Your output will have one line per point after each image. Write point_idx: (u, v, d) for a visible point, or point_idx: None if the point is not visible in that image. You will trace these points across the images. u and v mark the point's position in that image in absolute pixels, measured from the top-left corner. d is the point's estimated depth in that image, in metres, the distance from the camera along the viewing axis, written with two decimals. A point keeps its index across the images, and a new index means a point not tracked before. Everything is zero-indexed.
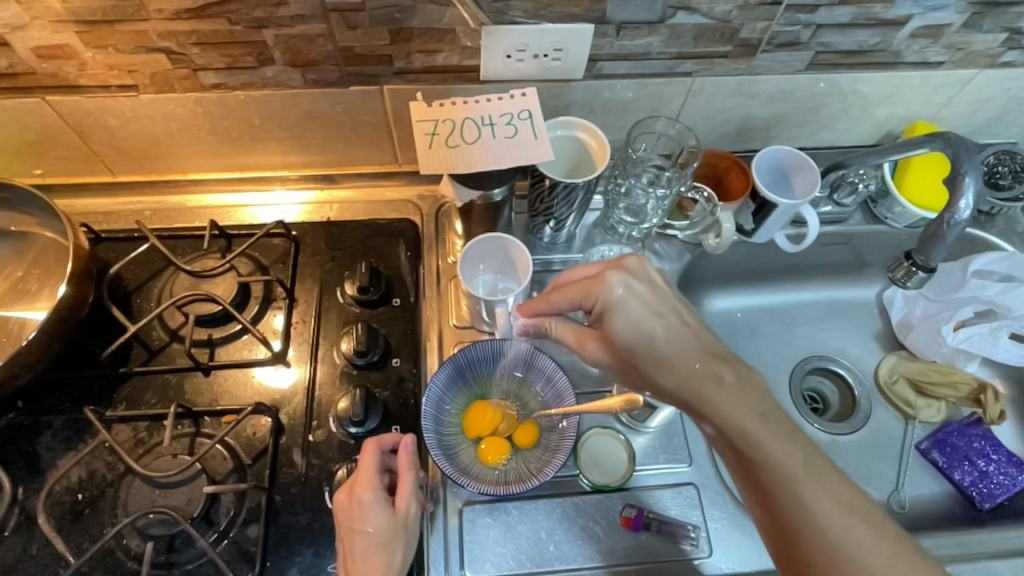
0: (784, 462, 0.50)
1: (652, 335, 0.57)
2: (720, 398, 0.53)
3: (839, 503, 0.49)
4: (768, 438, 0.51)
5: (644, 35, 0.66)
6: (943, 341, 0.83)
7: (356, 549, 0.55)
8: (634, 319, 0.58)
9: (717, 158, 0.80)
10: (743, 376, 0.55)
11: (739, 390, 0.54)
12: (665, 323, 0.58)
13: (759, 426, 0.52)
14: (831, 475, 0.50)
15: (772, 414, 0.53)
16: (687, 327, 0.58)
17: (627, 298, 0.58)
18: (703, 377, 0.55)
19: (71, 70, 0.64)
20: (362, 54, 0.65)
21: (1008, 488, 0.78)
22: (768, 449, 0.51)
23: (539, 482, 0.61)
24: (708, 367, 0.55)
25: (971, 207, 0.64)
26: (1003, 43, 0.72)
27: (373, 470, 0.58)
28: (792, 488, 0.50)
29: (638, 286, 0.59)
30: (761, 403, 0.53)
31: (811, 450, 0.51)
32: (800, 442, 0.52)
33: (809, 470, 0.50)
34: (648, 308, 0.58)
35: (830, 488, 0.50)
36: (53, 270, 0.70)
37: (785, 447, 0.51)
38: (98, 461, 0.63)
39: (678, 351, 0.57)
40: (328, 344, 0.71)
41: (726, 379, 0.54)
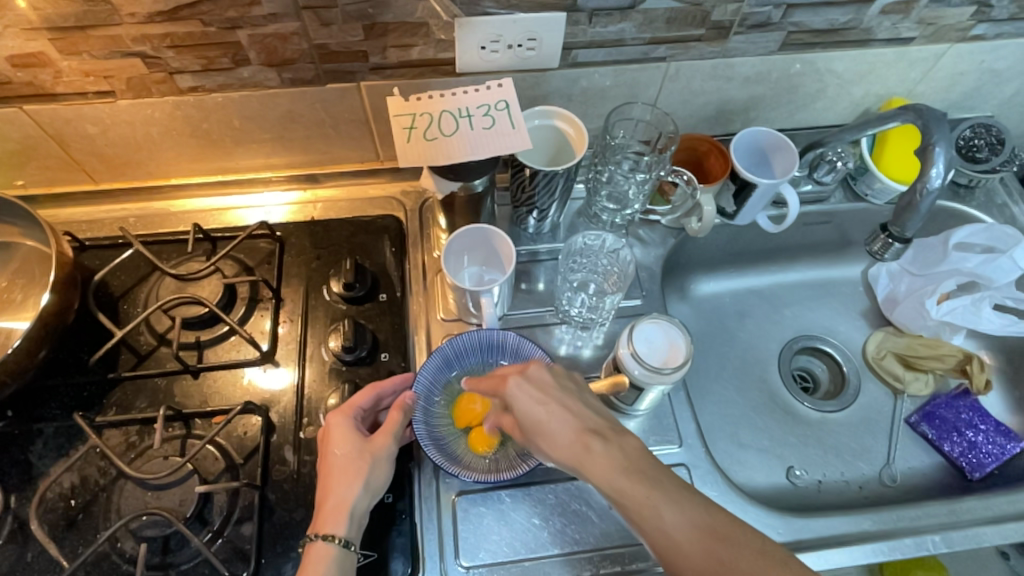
0: (646, 502, 0.48)
1: (535, 413, 0.55)
2: (592, 464, 0.51)
3: (703, 534, 0.47)
4: (630, 486, 0.49)
5: (617, 21, 0.66)
6: (927, 314, 0.84)
7: (324, 465, 0.59)
8: (530, 413, 0.55)
9: (697, 141, 0.80)
10: (613, 441, 0.52)
11: (610, 455, 0.51)
12: (555, 407, 0.55)
13: (619, 475, 0.50)
14: (695, 505, 0.48)
15: (639, 465, 0.50)
16: (580, 407, 0.55)
17: (524, 397, 0.55)
18: (573, 448, 0.52)
19: (47, 78, 0.64)
20: (337, 51, 0.65)
21: (998, 457, 0.78)
22: (635, 497, 0.49)
23: (530, 467, 0.63)
24: (580, 443, 0.52)
25: (942, 176, 0.65)
26: (973, 16, 0.73)
27: (358, 401, 0.62)
28: (658, 519, 0.48)
29: (540, 387, 0.56)
30: (632, 456, 0.51)
31: (675, 487, 0.49)
32: (661, 481, 0.50)
33: (674, 503, 0.48)
34: (541, 398, 0.55)
35: (695, 517, 0.48)
36: (37, 279, 0.70)
37: (651, 491, 0.49)
38: (90, 466, 0.63)
39: (557, 427, 0.54)
40: (316, 342, 0.71)
41: (594, 447, 0.52)
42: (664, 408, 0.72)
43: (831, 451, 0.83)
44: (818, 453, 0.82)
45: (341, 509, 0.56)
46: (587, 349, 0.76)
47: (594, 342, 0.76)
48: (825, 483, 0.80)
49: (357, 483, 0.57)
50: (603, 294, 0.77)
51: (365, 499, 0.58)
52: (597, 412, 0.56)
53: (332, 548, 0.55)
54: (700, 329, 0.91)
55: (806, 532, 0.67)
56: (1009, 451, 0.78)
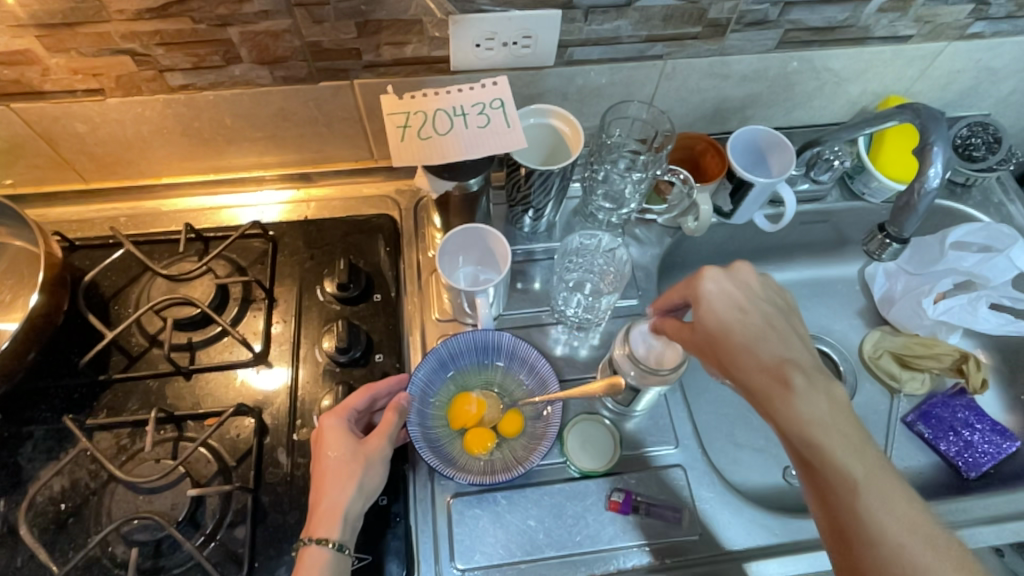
0: (848, 472, 0.46)
1: (733, 321, 0.52)
2: (786, 403, 0.48)
3: (900, 519, 0.45)
4: (839, 444, 0.47)
5: (613, 19, 0.65)
6: (924, 314, 0.84)
7: (318, 467, 0.58)
8: (725, 315, 0.53)
9: (692, 140, 0.80)
10: (820, 386, 0.49)
11: (812, 401, 0.48)
12: (762, 319, 0.52)
13: (830, 434, 0.47)
14: (895, 487, 0.46)
15: (847, 426, 0.47)
16: (784, 329, 0.52)
17: (722, 297, 0.53)
18: (771, 378, 0.49)
19: (34, 76, 0.63)
20: (330, 48, 0.64)
21: (993, 456, 0.79)
22: (832, 455, 0.46)
23: (526, 469, 0.62)
24: (779, 373, 0.49)
25: (940, 175, 0.64)
26: (970, 14, 0.72)
27: (351, 403, 0.61)
28: (856, 486, 0.45)
29: (741, 292, 0.54)
30: (837, 412, 0.48)
31: (880, 466, 0.47)
32: (865, 452, 0.47)
33: (877, 480, 0.46)
34: (742, 305, 0.53)
35: (894, 500, 0.45)
36: (26, 280, 0.69)
37: (852, 458, 0.46)
38: (80, 470, 0.63)
39: (763, 346, 0.51)
40: (310, 343, 0.71)
41: (798, 383, 0.49)
42: (660, 408, 0.72)
43: None
44: None
45: (335, 512, 0.56)
46: (583, 349, 0.75)
47: (590, 342, 0.76)
48: None
49: (350, 487, 0.57)
50: (599, 293, 0.76)
51: (359, 502, 0.57)
52: (808, 350, 0.52)
53: (326, 552, 0.54)
54: None
55: (804, 533, 0.67)
56: (1005, 450, 0.79)
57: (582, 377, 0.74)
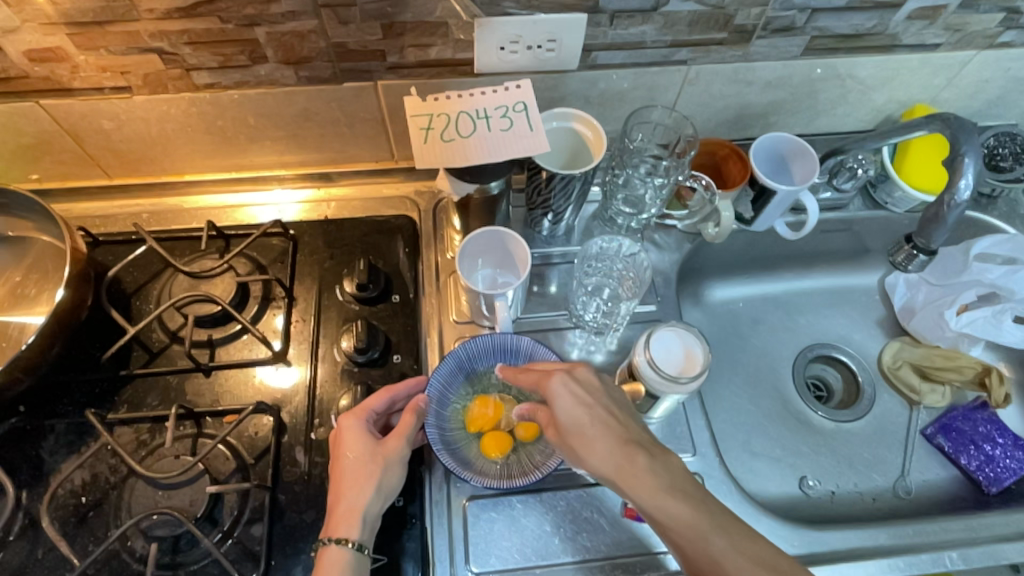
0: (695, 530, 0.48)
1: (580, 421, 0.53)
2: (635, 481, 0.50)
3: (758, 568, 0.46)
4: (685, 516, 0.49)
5: (638, 24, 0.65)
6: (946, 325, 0.83)
7: (337, 468, 0.58)
8: (574, 413, 0.54)
9: (715, 146, 0.79)
10: (658, 459, 0.52)
11: (655, 474, 0.50)
12: (625, 430, 0.53)
13: (672, 501, 0.49)
14: (745, 537, 0.48)
15: (683, 486, 0.50)
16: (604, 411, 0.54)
17: (565, 397, 0.55)
18: (618, 469, 0.51)
19: (64, 73, 0.64)
20: (355, 49, 0.65)
21: (1014, 472, 0.77)
22: (682, 519, 0.49)
23: (543, 474, 0.62)
24: (625, 458, 0.51)
25: (971, 188, 0.64)
26: (1001, 23, 0.71)
27: (371, 404, 0.61)
28: (704, 546, 0.48)
29: (586, 388, 0.56)
30: (655, 488, 0.50)
31: (726, 519, 0.49)
32: (699, 514, 0.49)
33: (725, 535, 0.48)
34: (585, 398, 0.55)
35: (746, 548, 0.47)
36: (52, 274, 0.70)
37: (699, 514, 0.49)
38: (101, 464, 0.63)
39: (600, 436, 0.53)
40: (328, 342, 0.71)
41: (638, 467, 0.51)
42: (678, 415, 0.72)
43: (844, 461, 0.81)
44: (830, 462, 0.81)
45: (354, 512, 0.56)
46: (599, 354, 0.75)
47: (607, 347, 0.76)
48: (838, 494, 0.79)
49: (369, 487, 0.57)
50: (618, 300, 0.76)
51: (378, 503, 0.57)
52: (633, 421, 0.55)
53: (346, 552, 0.54)
54: (712, 334, 0.90)
55: (820, 545, 0.66)
56: None
57: None
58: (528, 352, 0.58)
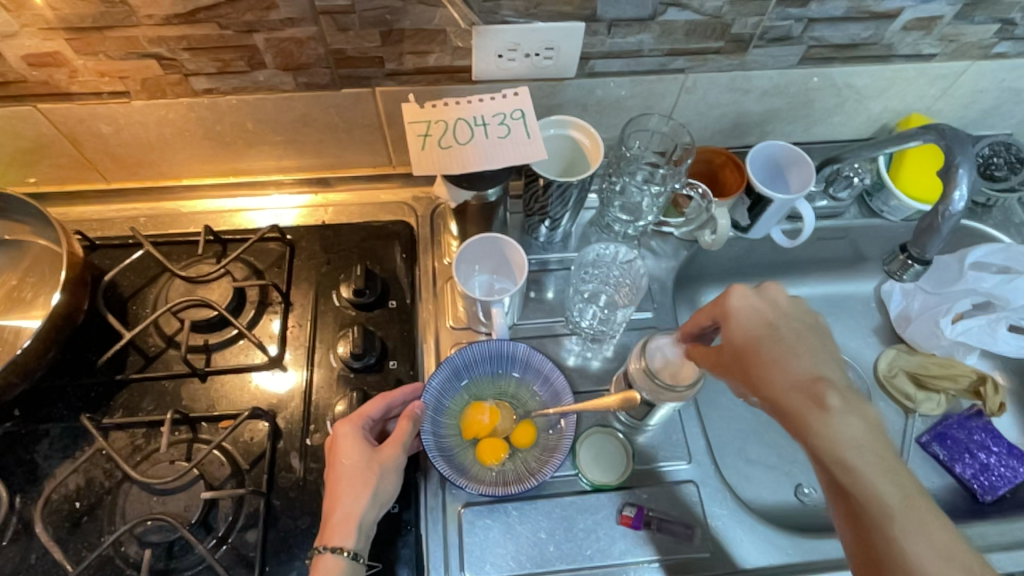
0: (882, 500, 0.43)
1: (766, 335, 0.51)
2: (821, 421, 0.45)
3: (939, 548, 0.42)
4: (874, 473, 0.44)
5: (635, 32, 0.65)
6: (941, 334, 0.83)
7: (333, 475, 0.58)
8: (744, 327, 0.52)
9: (711, 154, 0.79)
10: (858, 406, 0.46)
11: (839, 419, 0.45)
12: (807, 344, 0.50)
13: (868, 461, 0.44)
14: (934, 515, 0.43)
15: (879, 449, 0.45)
16: (817, 344, 0.51)
17: (749, 308, 0.53)
18: (804, 398, 0.47)
19: (62, 77, 0.64)
20: (354, 56, 0.65)
21: (1009, 480, 0.78)
22: (875, 482, 0.44)
23: (538, 482, 0.62)
24: (816, 390, 0.47)
25: (965, 198, 0.64)
26: (996, 34, 0.72)
27: (367, 410, 0.61)
28: (890, 514, 0.43)
29: (772, 306, 0.53)
30: (877, 431, 0.45)
31: (916, 493, 0.44)
32: (905, 477, 0.44)
33: (910, 514, 0.43)
34: (768, 321, 0.52)
35: (931, 533, 0.42)
36: (48, 278, 0.70)
37: (889, 485, 0.43)
38: (95, 468, 0.63)
39: (791, 360, 0.49)
40: (325, 348, 0.71)
41: (834, 403, 0.46)
42: (673, 423, 0.72)
43: None
44: None
45: (349, 520, 0.56)
46: (596, 361, 0.75)
47: (603, 354, 0.76)
48: None
49: (364, 495, 0.57)
50: (614, 307, 0.75)
51: (373, 511, 0.57)
52: (836, 364, 0.50)
53: (340, 561, 0.54)
54: None
55: (817, 554, 0.66)
56: (1021, 474, 0.78)
57: (595, 390, 0.73)
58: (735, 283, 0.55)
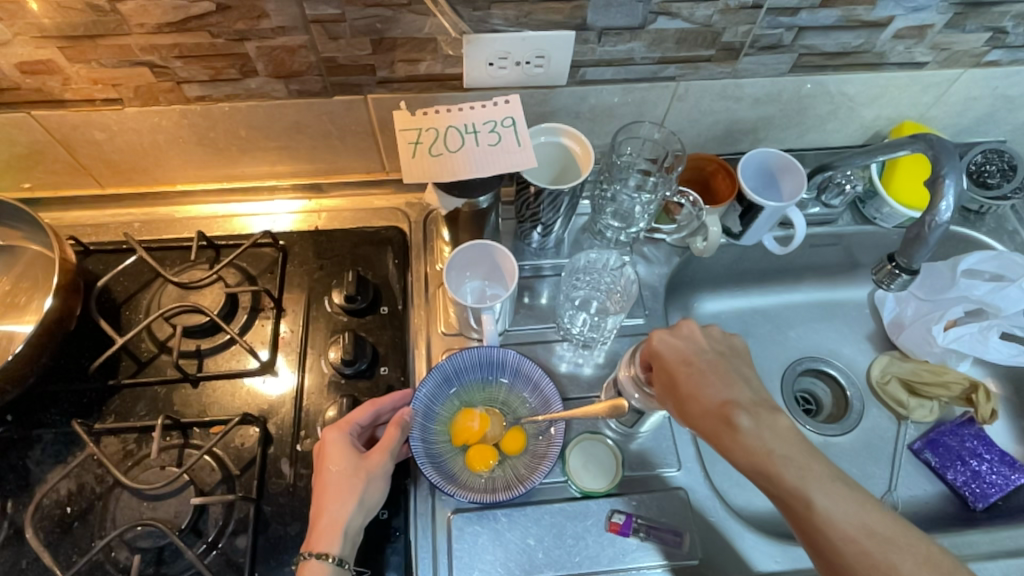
0: (798, 492, 0.48)
1: (686, 368, 0.56)
2: (733, 439, 0.51)
3: (856, 522, 0.47)
4: (789, 471, 0.49)
5: (626, 41, 0.66)
6: (933, 341, 0.83)
7: (321, 481, 0.58)
8: (666, 362, 0.57)
9: (704, 161, 0.80)
10: (763, 419, 0.51)
11: (749, 433, 0.51)
12: (723, 373, 0.55)
13: (780, 462, 0.49)
14: (849, 493, 0.48)
15: (788, 448, 0.50)
16: (731, 369, 0.56)
17: (668, 346, 0.58)
18: (716, 422, 0.52)
19: (55, 85, 0.64)
20: (345, 64, 0.65)
21: (1001, 488, 0.78)
22: (792, 479, 0.49)
23: (528, 488, 0.62)
24: (727, 413, 0.52)
25: (951, 210, 0.65)
26: (987, 42, 0.72)
27: (355, 417, 0.62)
28: (807, 501, 0.48)
29: (689, 340, 0.58)
30: (783, 437, 0.51)
31: (829, 477, 0.49)
32: (816, 467, 0.49)
33: (823, 496, 0.48)
34: (686, 356, 0.57)
35: (845, 507, 0.48)
36: (41, 284, 0.70)
37: (800, 477, 0.49)
38: (87, 474, 0.63)
39: (706, 389, 0.54)
40: (316, 353, 0.71)
41: (741, 423, 0.51)
42: (663, 430, 0.72)
43: None
44: None
45: (335, 527, 0.56)
46: (587, 367, 0.75)
47: (595, 361, 0.76)
48: None
49: (351, 501, 0.57)
50: (606, 313, 0.76)
51: (359, 517, 0.57)
52: (750, 384, 0.55)
53: (327, 567, 0.55)
54: None
55: (805, 561, 0.66)
56: (1014, 482, 0.77)
57: (585, 397, 0.74)
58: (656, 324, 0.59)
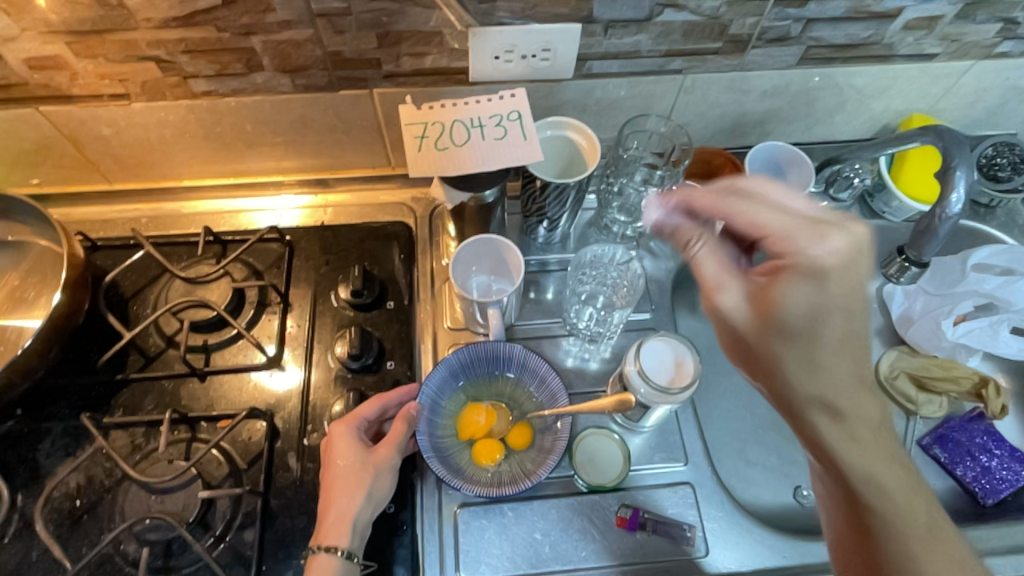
0: (870, 476, 0.47)
1: (806, 311, 0.46)
2: (820, 414, 0.47)
3: (915, 517, 0.46)
4: (867, 456, 0.47)
5: (632, 33, 0.65)
6: (943, 336, 0.82)
7: (328, 475, 0.58)
8: (793, 297, 0.46)
9: (710, 154, 0.79)
10: (863, 401, 0.47)
11: (836, 413, 0.47)
12: (842, 324, 0.46)
13: (853, 446, 0.47)
14: (915, 491, 0.47)
15: (875, 437, 0.47)
16: (859, 323, 0.46)
17: (805, 265, 0.45)
18: (826, 391, 0.46)
19: (63, 80, 0.65)
20: (351, 58, 0.65)
21: (1012, 483, 0.77)
22: (862, 466, 0.47)
23: (533, 483, 0.62)
24: (848, 383, 0.46)
25: (963, 201, 0.64)
26: (999, 33, 0.71)
27: (362, 412, 0.62)
28: (875, 492, 0.47)
29: (839, 261, 0.45)
30: (869, 424, 0.47)
31: (903, 472, 0.47)
32: (890, 461, 0.47)
33: (901, 492, 0.47)
34: (819, 293, 0.45)
35: (913, 506, 0.47)
36: (50, 279, 0.70)
37: (881, 468, 0.47)
38: (96, 467, 0.64)
39: (820, 344, 0.46)
40: (322, 348, 0.71)
41: (847, 397, 0.46)
42: (670, 424, 0.72)
43: None
44: None
45: (344, 521, 0.56)
46: (593, 362, 0.75)
47: (601, 355, 0.76)
48: None
49: (359, 495, 0.57)
50: (612, 308, 0.76)
51: (367, 511, 0.57)
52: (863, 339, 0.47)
53: (335, 560, 0.55)
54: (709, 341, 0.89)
55: (813, 556, 0.66)
56: None
57: (591, 391, 0.73)
58: (734, 210, 0.48)
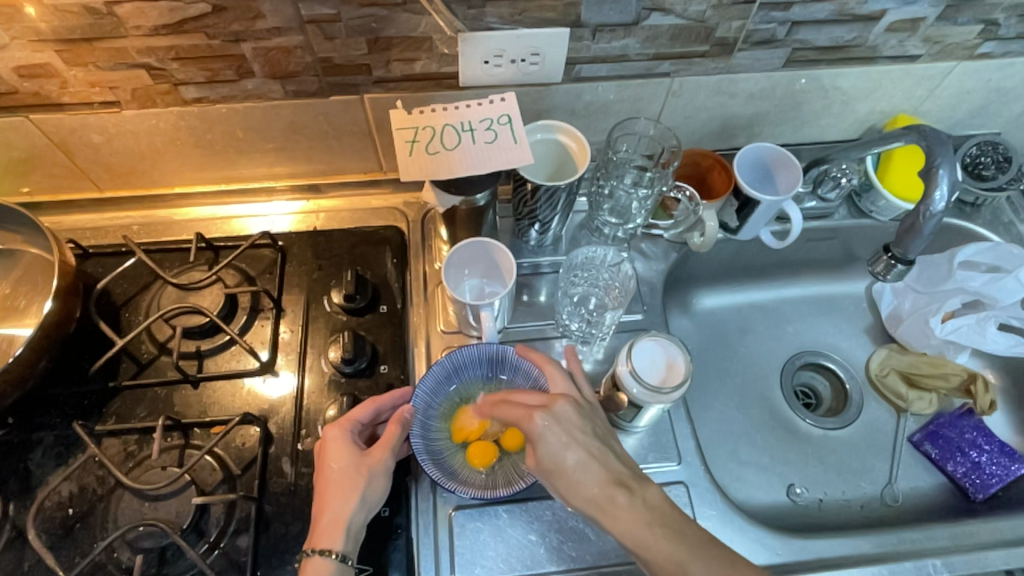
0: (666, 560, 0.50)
1: (557, 457, 0.54)
2: (613, 516, 0.53)
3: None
4: (653, 542, 0.51)
5: (620, 37, 0.66)
6: (931, 333, 0.84)
7: (322, 479, 0.58)
8: (548, 454, 0.54)
9: (699, 156, 0.80)
10: (637, 494, 0.53)
11: (633, 507, 0.53)
12: (604, 469, 0.54)
13: (646, 535, 0.51)
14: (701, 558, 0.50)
15: (662, 519, 0.52)
16: (605, 456, 0.55)
17: (549, 436, 0.54)
18: (597, 505, 0.53)
19: (53, 88, 0.65)
20: (341, 64, 0.65)
21: (1002, 478, 0.77)
22: (661, 553, 0.51)
23: (530, 483, 0.63)
24: (604, 492, 0.53)
25: (946, 198, 0.64)
26: (980, 35, 0.72)
27: (356, 415, 0.62)
28: None
29: (566, 427, 0.55)
30: (651, 508, 0.53)
31: (698, 540, 0.51)
32: (679, 544, 0.51)
33: (699, 557, 0.50)
34: (566, 441, 0.54)
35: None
36: (41, 287, 0.70)
37: (666, 547, 0.51)
38: (88, 475, 0.64)
39: (578, 480, 0.54)
40: (316, 353, 0.71)
41: (616, 500, 0.53)
42: (663, 424, 0.72)
43: (832, 468, 0.82)
44: (818, 470, 0.81)
45: (338, 523, 0.56)
46: (586, 363, 0.76)
47: (594, 356, 0.76)
48: (826, 502, 0.79)
49: (352, 498, 0.57)
50: (604, 309, 0.77)
51: (362, 513, 0.58)
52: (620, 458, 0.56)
53: (330, 563, 0.55)
54: (700, 342, 0.90)
55: (805, 554, 0.66)
56: (1014, 472, 0.76)
57: None
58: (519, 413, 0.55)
